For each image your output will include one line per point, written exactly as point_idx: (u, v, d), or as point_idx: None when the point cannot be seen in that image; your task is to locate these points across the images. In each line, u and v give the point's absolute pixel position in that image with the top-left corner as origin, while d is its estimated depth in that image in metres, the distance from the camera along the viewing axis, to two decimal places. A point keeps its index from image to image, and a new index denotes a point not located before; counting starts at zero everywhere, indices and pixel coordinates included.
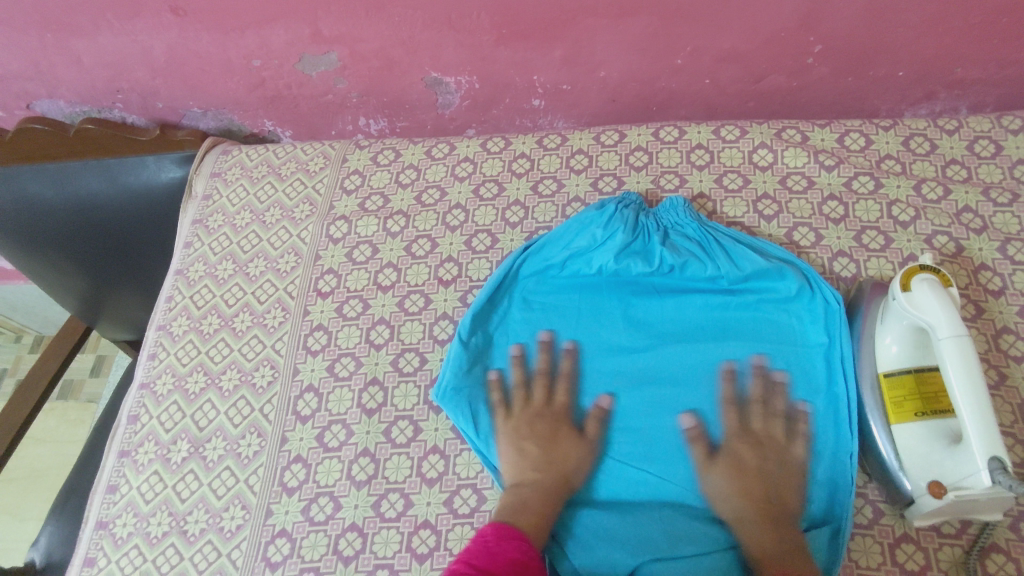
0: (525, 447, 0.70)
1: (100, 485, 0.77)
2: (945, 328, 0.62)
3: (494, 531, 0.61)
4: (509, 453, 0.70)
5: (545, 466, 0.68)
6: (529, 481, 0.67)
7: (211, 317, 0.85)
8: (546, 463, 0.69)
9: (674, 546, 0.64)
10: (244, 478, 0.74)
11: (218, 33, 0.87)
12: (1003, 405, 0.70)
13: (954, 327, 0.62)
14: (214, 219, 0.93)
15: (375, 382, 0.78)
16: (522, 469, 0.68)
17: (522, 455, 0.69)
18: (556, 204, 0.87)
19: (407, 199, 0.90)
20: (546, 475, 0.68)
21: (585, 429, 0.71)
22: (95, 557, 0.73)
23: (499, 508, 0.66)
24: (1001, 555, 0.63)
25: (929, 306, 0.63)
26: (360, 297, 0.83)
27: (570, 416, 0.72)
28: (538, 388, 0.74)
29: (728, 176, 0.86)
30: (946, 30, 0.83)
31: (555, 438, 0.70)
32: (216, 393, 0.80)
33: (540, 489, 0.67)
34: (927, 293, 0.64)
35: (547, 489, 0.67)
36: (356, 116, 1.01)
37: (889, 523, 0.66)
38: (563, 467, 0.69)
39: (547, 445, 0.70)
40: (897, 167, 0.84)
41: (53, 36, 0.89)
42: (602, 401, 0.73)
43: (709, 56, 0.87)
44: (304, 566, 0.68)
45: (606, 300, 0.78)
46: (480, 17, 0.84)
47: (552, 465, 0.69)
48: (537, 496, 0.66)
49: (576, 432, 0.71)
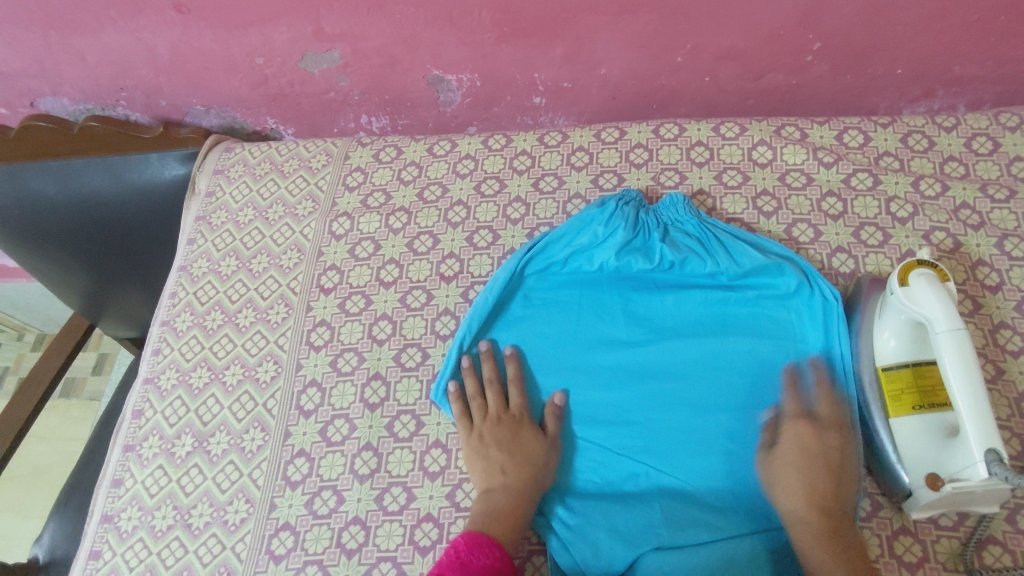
0: (490, 454, 0.70)
1: (105, 479, 0.78)
2: (944, 322, 0.62)
3: (465, 541, 0.62)
4: (476, 460, 0.70)
5: (514, 469, 0.69)
6: (498, 486, 0.68)
7: (215, 313, 0.86)
8: (513, 466, 0.69)
9: (675, 534, 0.65)
10: (248, 472, 0.75)
11: (221, 30, 0.88)
12: (1000, 399, 0.71)
13: (952, 321, 0.62)
14: (217, 216, 0.93)
15: (378, 377, 0.78)
16: (491, 475, 0.69)
17: (488, 461, 0.70)
18: (557, 201, 0.87)
19: (409, 196, 0.91)
20: (517, 477, 0.68)
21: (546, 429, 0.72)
22: (100, 551, 0.73)
23: (474, 515, 0.66)
24: (998, 547, 0.64)
25: (927, 300, 0.64)
26: (363, 293, 0.84)
27: (530, 417, 0.73)
28: (489, 394, 0.74)
29: (727, 173, 0.86)
30: (943, 28, 0.83)
31: (519, 440, 0.71)
32: (220, 387, 0.80)
33: (515, 491, 0.68)
34: (925, 288, 0.64)
35: (519, 491, 0.68)
36: (358, 114, 1.02)
37: (887, 516, 0.66)
38: (532, 468, 0.69)
39: (514, 448, 0.70)
40: (895, 163, 0.85)
41: (57, 33, 0.89)
42: (555, 399, 0.74)
43: (709, 54, 0.88)
44: (307, 559, 0.69)
45: (607, 296, 0.79)
46: (481, 15, 0.84)
47: (523, 467, 0.69)
48: (509, 500, 0.67)
49: (537, 430, 0.72)
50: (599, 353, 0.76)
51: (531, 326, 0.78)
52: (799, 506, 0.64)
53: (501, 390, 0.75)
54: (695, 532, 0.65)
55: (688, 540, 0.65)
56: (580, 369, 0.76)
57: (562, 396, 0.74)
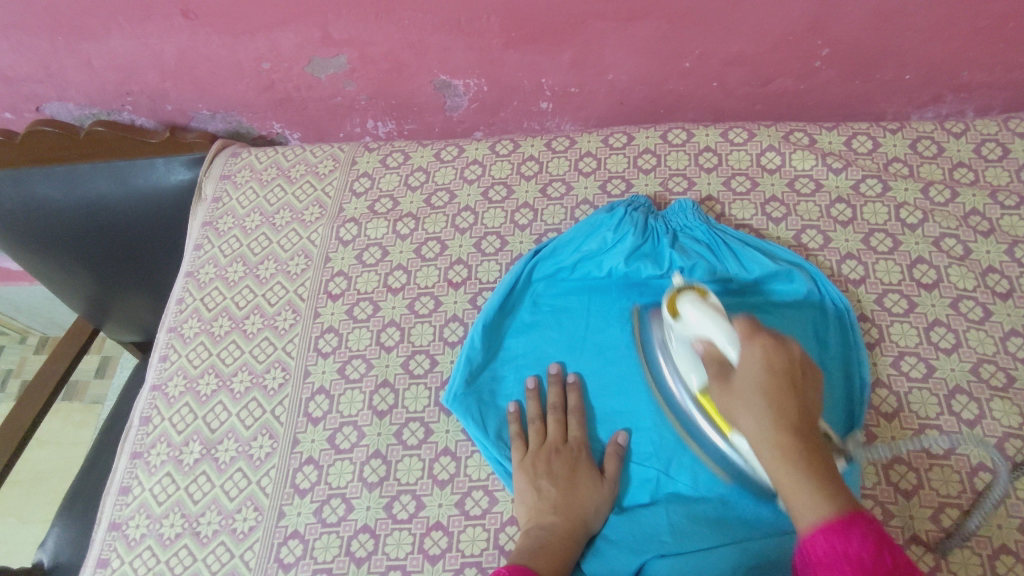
0: (542, 487, 0.68)
1: (113, 487, 0.78)
2: (718, 334, 0.62)
3: (510, 570, 0.57)
4: (527, 493, 0.68)
5: (565, 508, 0.66)
6: (546, 524, 0.65)
7: (222, 319, 0.86)
8: (564, 505, 0.66)
9: (679, 541, 0.64)
10: (256, 480, 0.74)
11: (229, 36, 0.88)
12: (1010, 407, 0.70)
13: (725, 330, 0.62)
14: (224, 221, 0.93)
15: (386, 384, 0.78)
16: (539, 511, 0.66)
17: (540, 495, 0.67)
18: (566, 207, 0.87)
19: (416, 201, 0.90)
20: (567, 517, 0.65)
21: (604, 470, 0.69)
22: (108, 558, 0.73)
23: (519, 548, 0.63)
24: (1011, 556, 0.63)
25: (698, 324, 0.64)
26: (370, 299, 0.84)
27: (588, 454, 0.70)
28: (551, 422, 0.72)
29: (736, 179, 0.86)
30: (953, 34, 0.83)
31: (573, 479, 0.68)
32: (227, 395, 0.80)
33: (563, 530, 0.65)
34: (688, 308, 0.66)
35: (568, 533, 0.65)
36: (365, 119, 1.01)
37: (899, 525, 0.66)
38: (584, 511, 0.66)
39: (566, 485, 0.67)
40: (904, 169, 0.85)
41: (64, 39, 0.89)
42: (619, 438, 0.71)
43: (718, 59, 0.88)
44: (316, 568, 0.69)
45: (616, 302, 0.78)
46: (489, 21, 0.84)
47: (573, 507, 0.66)
48: (556, 540, 0.64)
49: (594, 471, 0.69)
50: (609, 360, 0.76)
51: (540, 333, 0.78)
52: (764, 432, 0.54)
53: (564, 420, 0.73)
54: (702, 539, 0.64)
55: (697, 546, 0.64)
56: (587, 376, 0.76)
57: (626, 436, 0.71)
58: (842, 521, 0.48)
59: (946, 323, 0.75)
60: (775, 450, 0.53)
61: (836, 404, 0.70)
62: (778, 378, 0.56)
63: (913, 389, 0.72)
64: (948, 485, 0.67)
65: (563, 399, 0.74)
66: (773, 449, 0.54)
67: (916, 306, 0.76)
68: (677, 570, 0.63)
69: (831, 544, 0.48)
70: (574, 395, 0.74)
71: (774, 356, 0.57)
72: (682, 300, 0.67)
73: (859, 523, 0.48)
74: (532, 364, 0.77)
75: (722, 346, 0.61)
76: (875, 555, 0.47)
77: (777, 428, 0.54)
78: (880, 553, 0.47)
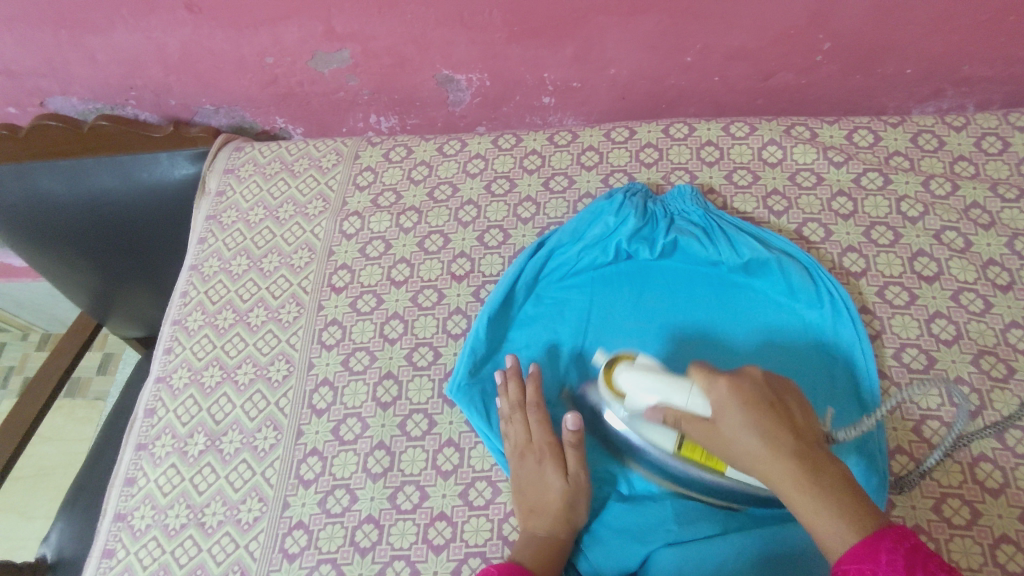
0: (524, 490, 0.68)
1: (117, 479, 0.78)
2: (676, 390, 0.61)
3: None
4: (514, 493, 0.69)
5: (544, 509, 0.66)
6: (531, 526, 0.66)
7: (226, 312, 0.86)
8: (542, 505, 0.66)
9: (685, 528, 0.65)
10: (261, 471, 0.75)
11: (232, 30, 0.88)
12: (1009, 397, 0.70)
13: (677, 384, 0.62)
14: (228, 215, 0.94)
15: (390, 376, 0.79)
16: (522, 513, 0.67)
17: (523, 495, 0.68)
18: (568, 200, 0.88)
19: (419, 195, 0.91)
20: (547, 517, 0.66)
21: (570, 464, 0.68)
22: (114, 549, 0.73)
23: (511, 552, 0.65)
24: (1011, 545, 0.63)
25: (647, 392, 0.64)
26: (374, 292, 0.84)
27: (554, 448, 0.69)
28: (515, 422, 0.71)
29: (738, 172, 0.86)
30: (953, 27, 0.84)
31: (543, 478, 0.68)
32: (232, 386, 0.81)
33: (546, 528, 0.65)
34: (631, 379, 0.65)
35: (550, 532, 0.65)
36: (367, 114, 1.02)
37: (900, 515, 0.66)
38: (560, 507, 0.66)
39: (537, 488, 0.67)
40: (905, 163, 0.85)
41: (68, 33, 0.89)
42: (569, 425, 0.69)
43: (719, 53, 0.88)
44: (321, 557, 0.69)
45: (618, 291, 0.79)
46: (492, 15, 0.84)
47: (550, 506, 0.66)
48: (542, 541, 0.65)
49: (561, 465, 0.68)
50: (612, 349, 0.76)
51: (543, 324, 0.79)
52: (770, 472, 0.56)
53: (526, 416, 0.71)
54: (703, 525, 0.65)
55: (699, 533, 0.65)
56: (588, 366, 0.76)
57: (578, 419, 0.69)
58: (868, 546, 0.50)
59: (947, 315, 0.75)
60: (796, 488, 0.54)
61: (852, 401, 0.71)
62: (769, 426, 0.56)
63: (914, 381, 0.72)
64: (949, 475, 0.67)
65: (521, 392, 0.73)
66: (794, 487, 0.55)
67: (917, 298, 0.76)
68: (683, 559, 0.63)
69: (863, 573, 0.48)
70: (534, 391, 0.72)
71: (751, 392, 0.57)
72: (622, 373, 0.66)
73: (891, 545, 0.49)
74: (534, 354, 0.77)
75: (684, 401, 0.61)
76: (909, 575, 0.47)
77: (787, 463, 0.55)
78: (913, 574, 0.47)
